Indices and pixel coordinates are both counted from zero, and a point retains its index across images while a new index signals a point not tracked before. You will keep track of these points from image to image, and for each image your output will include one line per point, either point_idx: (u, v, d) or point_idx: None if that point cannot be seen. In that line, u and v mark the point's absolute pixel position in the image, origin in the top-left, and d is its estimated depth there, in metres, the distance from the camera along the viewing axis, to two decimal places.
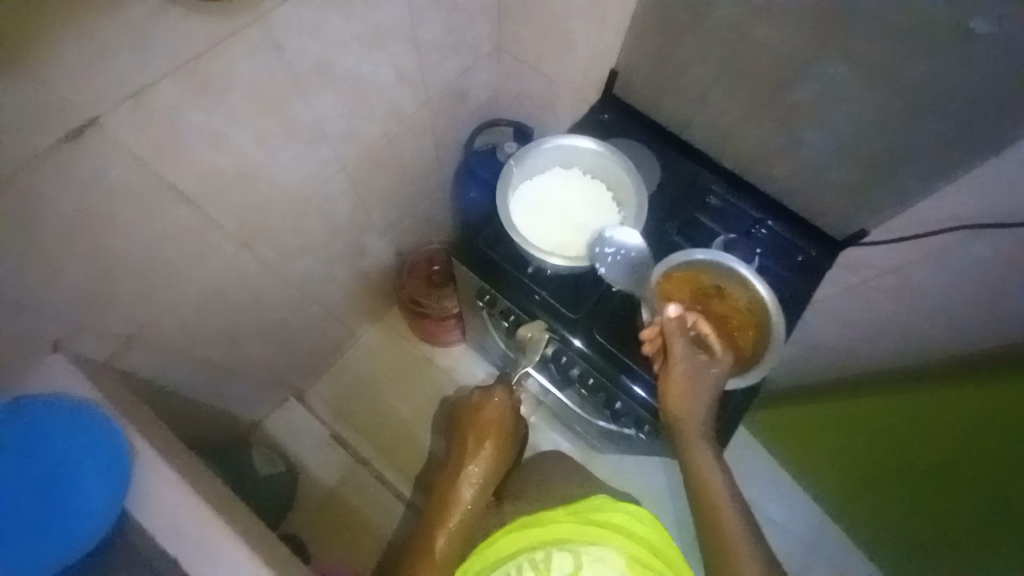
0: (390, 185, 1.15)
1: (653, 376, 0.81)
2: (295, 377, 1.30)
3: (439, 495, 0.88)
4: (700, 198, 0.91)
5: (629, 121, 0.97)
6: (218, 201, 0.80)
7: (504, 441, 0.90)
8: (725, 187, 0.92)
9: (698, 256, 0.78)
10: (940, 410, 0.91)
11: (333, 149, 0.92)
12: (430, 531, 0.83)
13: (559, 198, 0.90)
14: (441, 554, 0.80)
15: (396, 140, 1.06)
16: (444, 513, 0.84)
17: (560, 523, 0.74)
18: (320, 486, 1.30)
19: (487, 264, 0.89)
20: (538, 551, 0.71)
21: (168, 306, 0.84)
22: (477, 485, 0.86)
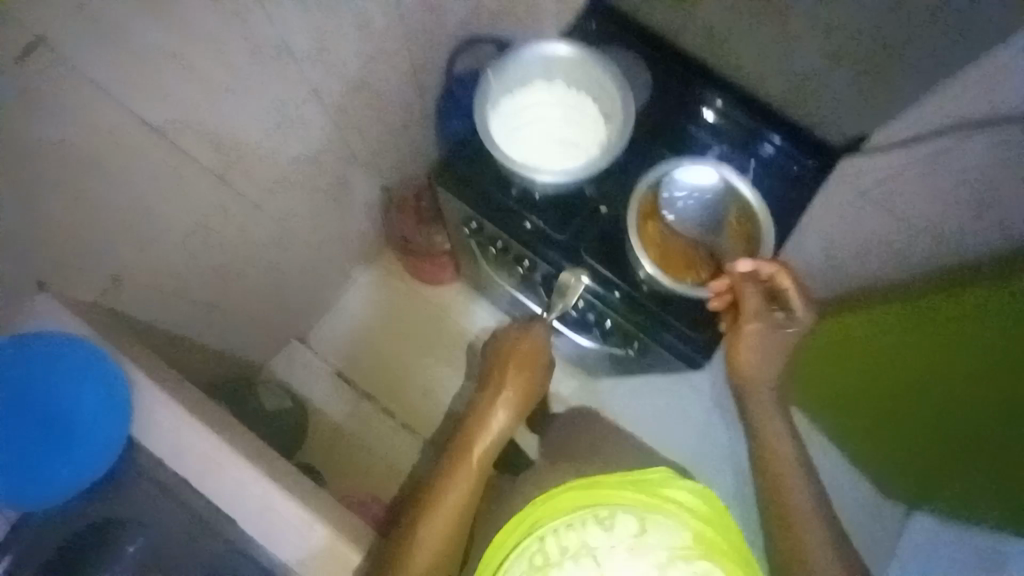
0: (371, 117, 1.09)
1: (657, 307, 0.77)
2: (295, 320, 1.37)
3: (469, 420, 0.89)
4: (694, 109, 0.84)
5: (620, 25, 0.86)
6: (184, 130, 0.76)
7: (537, 379, 0.94)
8: (725, 98, 0.84)
9: (685, 164, 0.77)
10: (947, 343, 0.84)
11: (304, 73, 0.87)
12: (460, 452, 0.83)
13: (540, 112, 0.78)
14: (472, 476, 0.81)
15: (372, 65, 0.99)
16: (476, 437, 0.85)
17: (618, 488, 0.63)
18: (329, 421, 1.42)
19: (469, 190, 0.81)
20: (604, 507, 0.60)
21: (153, 243, 0.84)
22: (508, 417, 0.89)
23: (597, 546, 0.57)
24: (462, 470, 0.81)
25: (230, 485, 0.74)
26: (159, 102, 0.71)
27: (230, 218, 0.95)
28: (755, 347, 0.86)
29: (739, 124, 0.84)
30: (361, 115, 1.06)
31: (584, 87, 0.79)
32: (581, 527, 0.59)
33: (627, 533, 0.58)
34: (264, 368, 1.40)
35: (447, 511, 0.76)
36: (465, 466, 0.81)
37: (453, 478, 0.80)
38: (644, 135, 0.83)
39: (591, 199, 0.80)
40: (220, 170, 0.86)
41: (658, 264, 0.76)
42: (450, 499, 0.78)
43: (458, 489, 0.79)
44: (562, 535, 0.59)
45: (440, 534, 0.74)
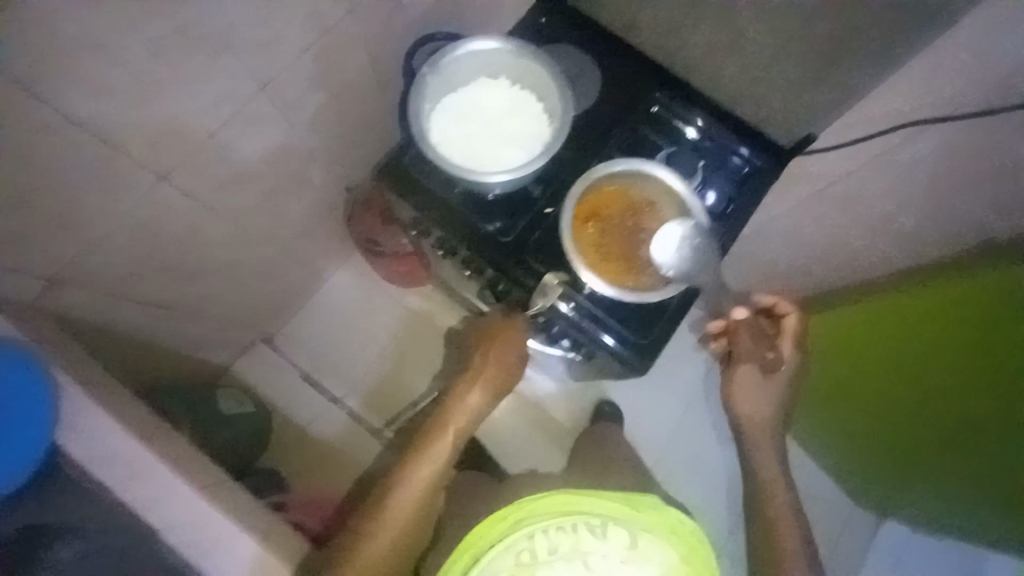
0: (331, 112, 1.04)
1: (619, 320, 0.76)
2: (257, 320, 1.33)
3: (443, 404, 0.89)
4: (671, 124, 0.84)
5: (570, 23, 0.85)
6: (120, 128, 0.72)
7: (516, 370, 0.88)
8: (681, 103, 0.84)
9: (619, 167, 0.75)
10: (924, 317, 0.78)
11: (254, 68, 0.81)
12: (428, 438, 0.86)
13: (484, 111, 0.76)
14: (438, 462, 0.84)
15: (331, 59, 0.93)
16: (445, 424, 0.86)
17: (611, 502, 0.66)
18: (292, 421, 1.40)
19: (414, 191, 0.78)
20: (599, 517, 0.64)
21: (93, 245, 0.82)
22: (480, 407, 0.88)
23: (589, 551, 0.63)
24: (427, 458, 0.84)
25: (168, 492, 0.72)
26: (96, 104, 0.67)
27: (180, 219, 0.92)
28: (759, 395, 1.00)
29: (707, 137, 0.84)
30: (321, 112, 1.02)
31: (529, 86, 0.77)
32: (573, 530, 0.64)
33: (618, 542, 0.64)
34: (228, 370, 1.37)
35: (411, 496, 0.82)
36: (430, 453, 0.84)
37: (419, 464, 0.84)
38: (591, 135, 0.82)
39: (537, 200, 0.79)
40: (165, 171, 0.83)
41: (594, 272, 0.73)
42: (414, 483, 0.82)
43: (423, 474, 0.83)
44: (555, 536, 0.64)
45: (402, 515, 0.81)
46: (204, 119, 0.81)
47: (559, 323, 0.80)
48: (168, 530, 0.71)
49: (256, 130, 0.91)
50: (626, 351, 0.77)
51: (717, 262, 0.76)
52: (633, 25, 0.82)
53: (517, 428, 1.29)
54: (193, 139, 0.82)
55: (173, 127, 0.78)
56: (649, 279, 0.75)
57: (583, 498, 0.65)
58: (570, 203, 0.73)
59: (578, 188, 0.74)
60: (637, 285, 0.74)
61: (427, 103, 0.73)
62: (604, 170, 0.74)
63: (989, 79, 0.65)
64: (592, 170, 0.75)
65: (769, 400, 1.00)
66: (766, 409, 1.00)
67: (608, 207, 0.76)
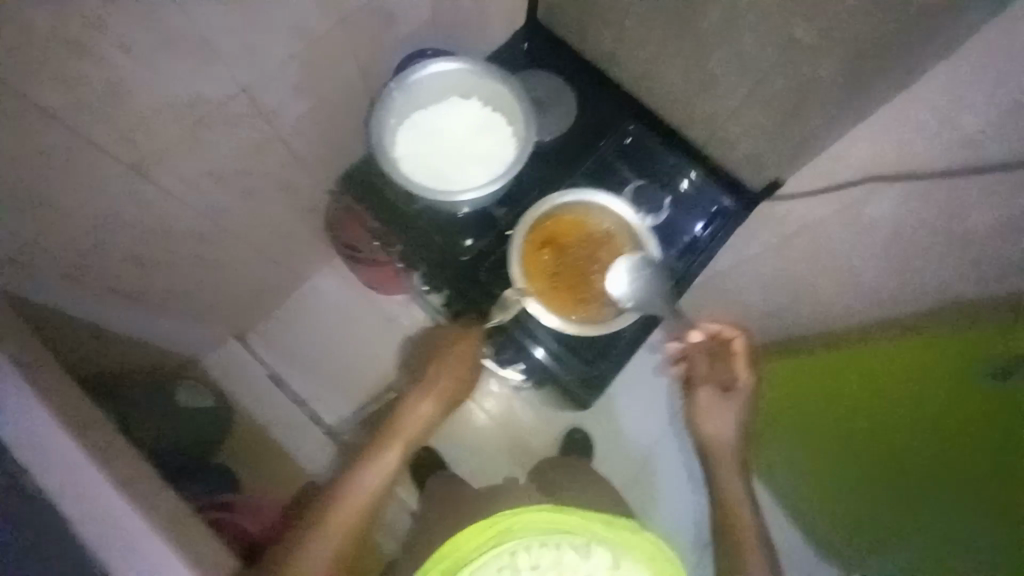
0: (325, 117, 1.02)
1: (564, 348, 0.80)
2: (235, 320, 1.29)
3: (390, 414, 0.85)
4: (670, 173, 0.86)
5: (550, 51, 0.87)
6: (96, 122, 0.68)
7: (469, 382, 0.84)
8: (667, 146, 0.86)
9: (568, 198, 0.75)
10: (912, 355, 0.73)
11: (242, 66, 0.78)
12: (372, 449, 0.80)
13: (451, 130, 0.76)
14: (384, 475, 0.78)
15: (326, 62, 0.90)
16: (392, 437, 0.81)
17: (596, 526, 0.66)
18: (255, 421, 1.33)
19: (379, 201, 0.79)
20: (582, 538, 0.66)
21: (56, 230, 0.76)
22: (431, 419, 0.83)
23: (571, 569, 0.65)
24: (372, 469, 0.78)
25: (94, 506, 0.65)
26: (64, 96, 0.63)
27: (152, 212, 0.87)
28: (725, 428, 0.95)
29: (694, 186, 0.86)
30: (313, 116, 0.99)
31: (499, 109, 0.78)
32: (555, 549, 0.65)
33: (599, 561, 0.65)
34: (198, 361, 1.30)
35: (350, 511, 0.75)
36: (376, 464, 0.78)
37: (362, 476, 0.77)
38: (563, 161, 0.84)
39: (501, 221, 0.80)
40: (138, 164, 0.78)
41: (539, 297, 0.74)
42: (357, 497, 0.76)
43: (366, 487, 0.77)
44: (536, 553, 0.65)
45: (339, 532, 0.73)
46: (180, 118, 0.77)
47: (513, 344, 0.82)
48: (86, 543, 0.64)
49: (235, 131, 0.87)
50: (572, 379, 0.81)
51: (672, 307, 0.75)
52: (624, 54, 0.81)
53: (488, 451, 1.26)
54: (171, 134, 0.78)
55: (147, 122, 0.74)
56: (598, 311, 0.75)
57: (565, 517, 0.66)
58: (524, 230, 0.74)
59: (529, 215, 0.74)
60: (586, 316, 0.75)
61: (395, 119, 0.74)
62: (555, 200, 0.75)
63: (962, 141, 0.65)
64: (546, 198, 0.76)
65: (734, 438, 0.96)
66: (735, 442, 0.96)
67: (565, 237, 0.76)
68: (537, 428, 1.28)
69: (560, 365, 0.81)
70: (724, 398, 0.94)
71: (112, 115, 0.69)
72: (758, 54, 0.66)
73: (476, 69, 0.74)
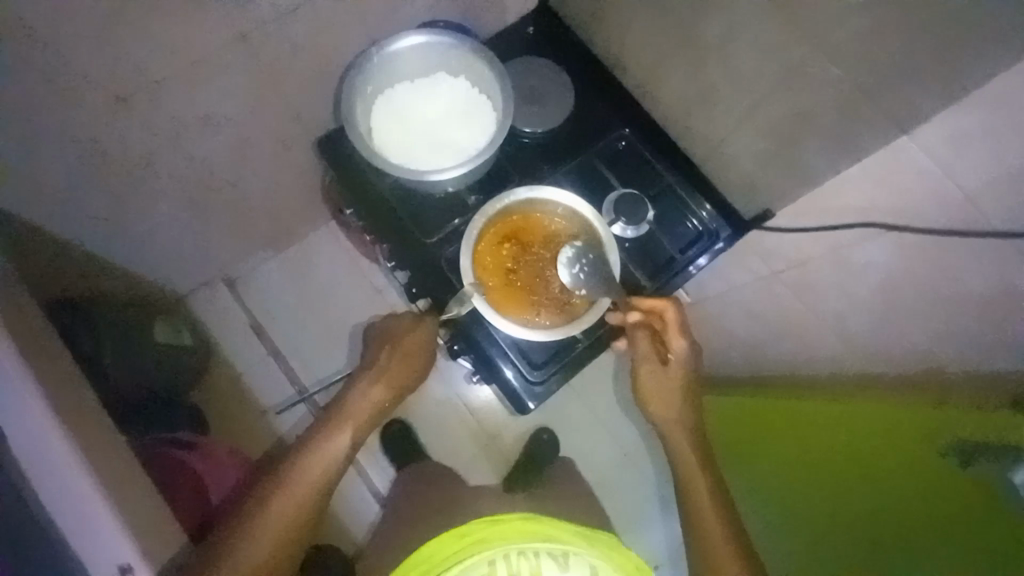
0: (331, 79, 0.96)
1: (519, 356, 0.77)
2: (222, 263, 1.28)
3: (339, 398, 0.84)
4: (679, 212, 0.81)
5: (552, 40, 0.84)
6: (80, 50, 0.66)
7: (420, 371, 0.87)
8: (671, 167, 0.82)
9: (524, 192, 0.74)
10: (906, 428, 0.67)
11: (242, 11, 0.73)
12: (323, 434, 0.79)
13: (431, 110, 0.75)
14: (334, 457, 0.78)
15: (337, 22, 0.84)
16: (342, 420, 0.81)
17: (570, 536, 0.67)
18: (229, 366, 1.33)
19: (346, 168, 0.78)
20: (561, 547, 0.66)
21: (36, 147, 0.75)
22: (380, 405, 0.84)
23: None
24: (321, 451, 0.77)
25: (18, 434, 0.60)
26: (47, 19, 0.60)
27: (139, 147, 0.85)
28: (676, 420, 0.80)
29: (702, 224, 0.81)
30: (318, 77, 0.94)
31: (485, 94, 0.75)
32: (534, 559, 0.65)
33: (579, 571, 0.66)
34: (182, 299, 1.31)
35: (300, 490, 0.74)
36: (325, 447, 0.78)
37: (312, 457, 0.77)
38: (548, 157, 0.81)
39: (471, 209, 0.79)
40: (124, 96, 0.75)
41: (489, 297, 0.74)
42: (308, 476, 0.75)
43: (316, 467, 0.76)
44: (515, 561, 0.65)
45: (289, 510, 0.73)
46: (173, 60, 0.73)
47: (467, 343, 0.79)
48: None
49: (233, 80, 0.83)
50: (518, 385, 0.77)
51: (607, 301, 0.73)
52: (648, 52, 0.74)
53: (453, 437, 1.25)
54: (163, 72, 0.74)
55: (140, 59, 0.71)
56: (553, 315, 0.75)
57: (543, 527, 0.67)
58: (481, 220, 0.74)
59: (488, 208, 0.73)
60: (537, 323, 0.74)
61: (375, 90, 0.73)
62: (516, 195, 0.74)
63: (958, 201, 0.62)
64: (505, 193, 0.74)
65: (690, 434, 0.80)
66: (692, 439, 0.80)
67: (528, 234, 0.75)
68: (508, 424, 1.26)
69: (522, 382, 0.77)
70: (673, 376, 0.79)
71: (99, 44, 0.66)
72: (757, 72, 0.61)
73: (462, 46, 0.72)
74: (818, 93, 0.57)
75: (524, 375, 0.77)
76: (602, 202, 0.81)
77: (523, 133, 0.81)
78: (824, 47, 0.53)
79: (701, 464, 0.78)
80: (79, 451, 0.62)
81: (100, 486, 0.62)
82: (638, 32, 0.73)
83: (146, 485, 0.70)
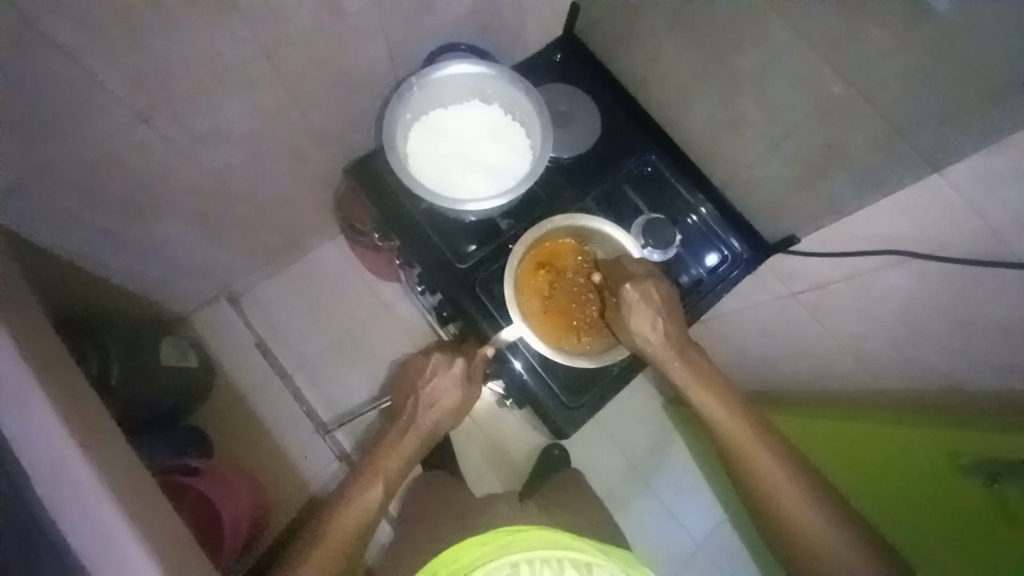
0: (352, 91, 0.94)
1: (551, 376, 0.79)
2: (226, 277, 1.23)
3: (372, 450, 0.81)
4: (707, 237, 0.89)
5: (580, 67, 0.94)
6: (103, 56, 0.62)
7: (452, 416, 0.82)
8: (688, 185, 0.90)
9: (558, 219, 0.79)
10: (928, 450, 0.67)
11: (269, 19, 0.70)
12: (353, 487, 0.77)
13: (466, 133, 0.80)
14: (366, 510, 0.74)
15: (363, 33, 0.82)
16: (373, 472, 0.77)
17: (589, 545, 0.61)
18: (233, 387, 1.26)
19: (383, 193, 0.82)
20: (584, 555, 0.59)
21: (54, 165, 0.71)
22: (411, 455, 0.80)
23: None
24: (352, 504, 0.75)
25: (42, 470, 0.57)
26: (82, 33, 0.59)
27: (154, 158, 0.81)
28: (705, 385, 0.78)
29: (702, 220, 0.90)
30: (338, 89, 0.91)
31: (517, 118, 0.82)
32: (558, 567, 0.58)
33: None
34: (185, 317, 1.25)
35: (333, 539, 0.72)
36: (356, 500, 0.75)
37: (344, 509, 0.74)
38: (579, 180, 0.87)
39: (505, 233, 0.82)
40: (145, 112, 0.72)
41: (534, 329, 0.78)
42: (340, 526, 0.73)
43: (348, 519, 0.73)
44: (538, 568, 0.58)
45: (325, 558, 0.70)
46: (196, 76, 0.71)
47: (505, 374, 0.82)
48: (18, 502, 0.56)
49: (255, 89, 0.80)
50: (552, 411, 0.79)
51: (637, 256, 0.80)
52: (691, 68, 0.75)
53: (463, 455, 1.24)
54: (186, 86, 0.72)
55: (163, 66, 0.67)
56: (590, 337, 0.81)
57: (565, 537, 0.62)
58: (519, 252, 0.79)
59: (527, 236, 0.79)
60: (580, 347, 0.80)
61: (415, 113, 0.79)
62: (552, 222, 0.79)
63: (986, 236, 0.61)
64: (544, 221, 0.79)
65: (732, 403, 0.78)
66: (738, 411, 0.78)
67: (562, 258, 0.81)
68: (518, 437, 1.26)
69: (556, 404, 0.79)
70: (647, 310, 0.75)
71: (126, 59, 0.64)
72: (788, 107, 0.69)
73: (499, 75, 0.78)
74: (851, 128, 0.65)
75: (535, 370, 0.79)
76: (631, 224, 0.85)
77: (556, 157, 0.87)
78: (861, 85, 0.60)
79: (759, 437, 0.76)
80: (104, 485, 0.59)
81: (129, 523, 0.58)
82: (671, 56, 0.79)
83: (174, 521, 0.66)
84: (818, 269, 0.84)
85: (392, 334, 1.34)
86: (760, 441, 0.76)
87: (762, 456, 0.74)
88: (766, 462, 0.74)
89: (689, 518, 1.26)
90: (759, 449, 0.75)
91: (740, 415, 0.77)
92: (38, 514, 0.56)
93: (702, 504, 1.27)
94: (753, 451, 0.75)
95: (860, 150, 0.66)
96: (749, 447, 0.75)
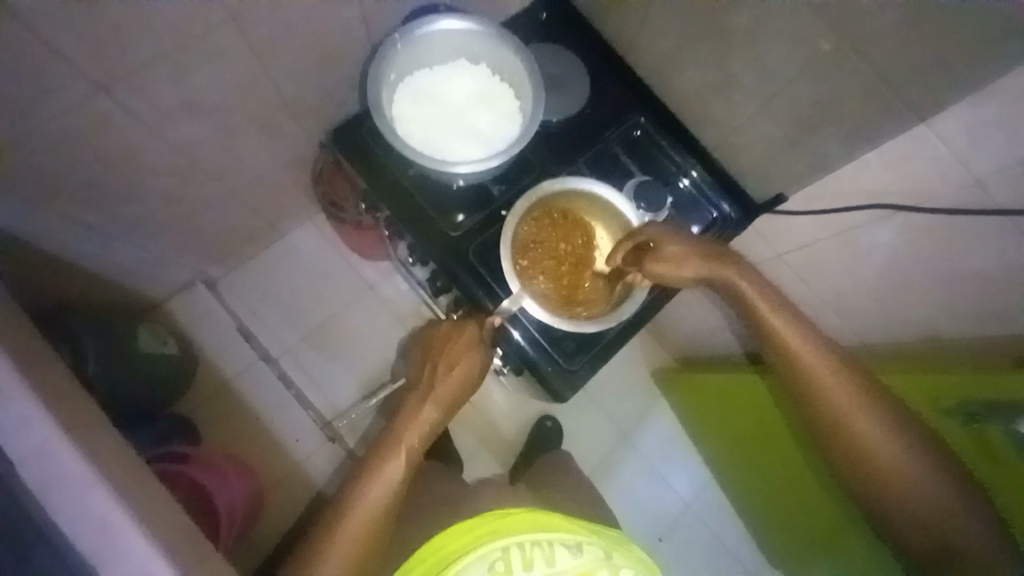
0: (330, 59, 0.89)
1: (550, 341, 0.81)
2: (202, 261, 1.18)
3: (390, 424, 0.81)
4: (702, 202, 0.90)
5: (566, 30, 0.92)
6: (58, 22, 0.57)
7: (468, 384, 0.83)
8: (678, 149, 0.90)
9: (544, 186, 0.80)
10: (919, 395, 0.70)
11: None
12: (374, 461, 0.76)
13: (453, 96, 0.80)
14: (391, 485, 0.74)
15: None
16: (393, 445, 0.77)
17: (574, 525, 0.66)
18: (218, 374, 1.23)
19: (372, 163, 0.82)
20: (571, 534, 0.63)
21: (11, 142, 0.66)
22: (431, 425, 0.80)
23: (562, 565, 0.61)
24: (375, 480, 0.74)
25: (31, 464, 0.54)
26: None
27: (119, 135, 0.75)
28: (828, 372, 0.70)
29: (692, 181, 0.90)
30: (314, 57, 0.86)
31: (506, 81, 0.82)
32: (548, 547, 0.62)
33: (593, 558, 0.62)
34: (161, 304, 1.20)
35: (362, 512, 0.71)
36: (377, 476, 0.74)
37: (367, 485, 0.74)
38: (569, 146, 0.88)
39: (496, 200, 0.84)
40: (109, 85, 0.67)
41: (540, 302, 0.79)
42: (369, 500, 0.72)
43: (373, 495, 0.73)
44: (528, 549, 0.62)
45: (355, 535, 0.70)
46: (159, 43, 0.66)
47: (507, 348, 0.82)
48: (7, 499, 0.53)
49: (228, 58, 0.75)
50: (551, 376, 0.80)
51: (626, 207, 0.80)
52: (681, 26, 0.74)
53: (457, 431, 1.24)
54: (152, 56, 0.67)
55: (126, 34, 0.62)
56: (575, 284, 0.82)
57: (551, 519, 0.66)
58: (512, 220, 0.78)
59: (517, 208, 0.79)
60: (570, 299, 0.81)
61: (400, 76, 0.79)
62: (542, 191, 0.80)
63: (967, 185, 0.64)
64: (533, 190, 0.80)
65: (858, 392, 0.68)
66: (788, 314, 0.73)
67: (542, 234, 0.81)
68: (509, 414, 1.27)
69: (556, 368, 0.80)
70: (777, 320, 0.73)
71: (82, 25, 0.58)
72: (780, 66, 0.70)
73: (484, 34, 0.78)
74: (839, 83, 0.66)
75: (535, 338, 0.81)
76: (622, 187, 0.87)
77: (545, 122, 0.88)
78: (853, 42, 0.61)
79: (892, 437, 0.66)
80: (99, 474, 0.57)
81: (129, 510, 0.56)
82: (664, 18, 0.79)
83: (174, 506, 0.64)
84: (806, 230, 0.87)
85: (382, 313, 1.32)
86: (844, 378, 0.69)
87: (814, 360, 0.71)
88: (860, 422, 0.67)
89: (677, 481, 1.30)
90: (850, 398, 0.68)
91: (849, 384, 0.69)
92: (29, 510, 0.54)
93: (691, 467, 1.31)
94: (883, 456, 0.66)
95: (852, 106, 0.67)
96: (793, 348, 0.72)
